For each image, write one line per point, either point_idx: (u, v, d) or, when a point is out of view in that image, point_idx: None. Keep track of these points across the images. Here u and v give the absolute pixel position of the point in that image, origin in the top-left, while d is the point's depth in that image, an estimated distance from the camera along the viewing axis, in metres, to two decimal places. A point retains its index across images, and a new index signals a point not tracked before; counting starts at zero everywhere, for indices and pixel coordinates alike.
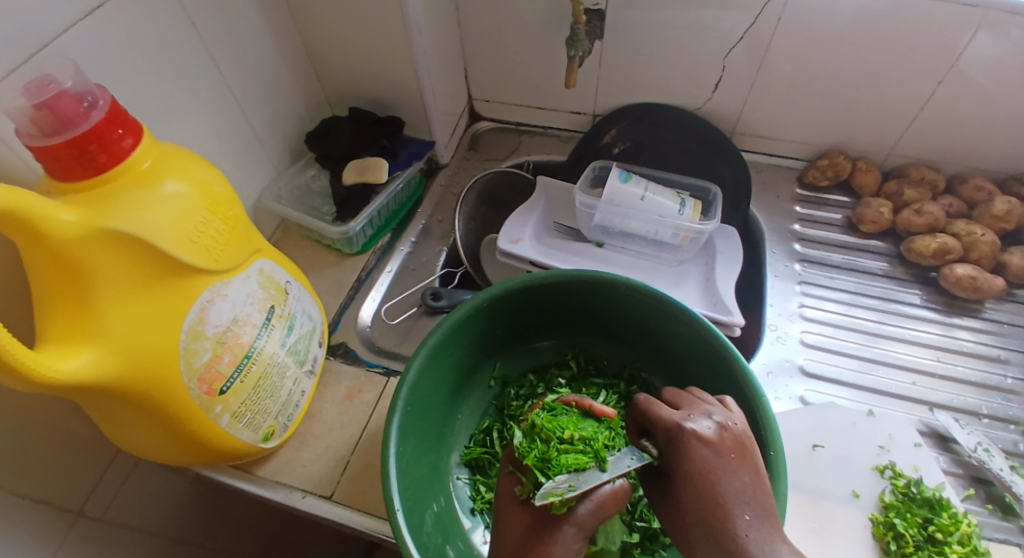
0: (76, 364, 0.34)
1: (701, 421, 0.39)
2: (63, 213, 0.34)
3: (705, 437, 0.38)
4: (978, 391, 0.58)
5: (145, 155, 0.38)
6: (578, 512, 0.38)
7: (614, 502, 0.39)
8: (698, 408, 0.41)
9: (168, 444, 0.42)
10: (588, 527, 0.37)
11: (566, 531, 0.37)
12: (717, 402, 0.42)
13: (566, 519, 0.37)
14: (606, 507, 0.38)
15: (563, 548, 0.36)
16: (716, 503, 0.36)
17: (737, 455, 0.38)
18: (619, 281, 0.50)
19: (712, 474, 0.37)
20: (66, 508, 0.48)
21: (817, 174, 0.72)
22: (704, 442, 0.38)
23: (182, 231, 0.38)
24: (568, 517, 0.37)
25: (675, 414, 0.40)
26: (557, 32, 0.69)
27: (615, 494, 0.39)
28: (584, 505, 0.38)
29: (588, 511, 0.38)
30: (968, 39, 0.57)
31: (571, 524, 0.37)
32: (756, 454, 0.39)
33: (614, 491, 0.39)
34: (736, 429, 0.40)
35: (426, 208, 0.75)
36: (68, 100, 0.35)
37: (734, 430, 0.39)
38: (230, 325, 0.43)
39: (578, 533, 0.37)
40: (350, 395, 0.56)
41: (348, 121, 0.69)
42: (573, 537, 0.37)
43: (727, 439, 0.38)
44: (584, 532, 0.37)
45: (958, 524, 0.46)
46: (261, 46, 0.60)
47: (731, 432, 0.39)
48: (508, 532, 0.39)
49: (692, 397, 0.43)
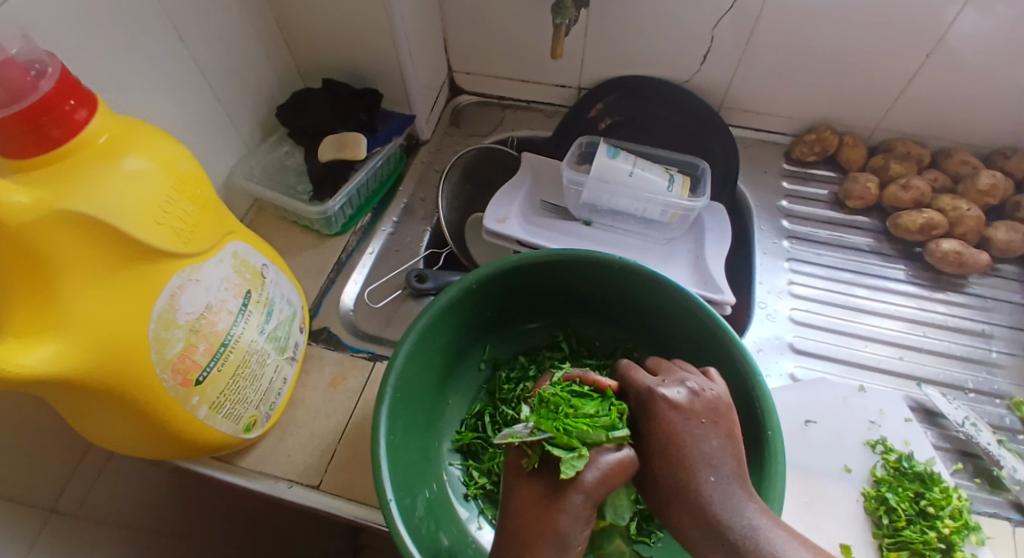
0: (35, 359, 0.31)
1: (673, 389, 0.41)
2: (13, 192, 0.30)
3: (675, 402, 0.40)
4: (964, 366, 0.59)
5: (101, 129, 0.35)
6: (585, 480, 0.37)
7: (618, 473, 0.38)
8: (674, 376, 0.43)
9: (142, 439, 0.40)
10: (596, 495, 0.37)
11: (574, 499, 0.36)
12: (700, 373, 0.44)
13: (574, 487, 0.36)
14: (611, 477, 0.37)
15: (572, 516, 0.35)
16: (684, 466, 0.37)
17: (708, 419, 0.40)
18: (612, 261, 0.49)
19: (682, 437, 0.38)
20: (35, 509, 0.45)
21: (805, 149, 0.71)
22: (673, 407, 0.40)
23: (147, 212, 0.35)
24: (577, 486, 0.36)
25: (651, 380, 0.42)
26: (543, 1, 0.66)
27: (622, 464, 0.38)
28: (591, 474, 0.37)
29: (594, 480, 0.37)
30: (956, 14, 0.56)
31: (580, 490, 0.36)
32: (732, 419, 0.41)
33: (621, 461, 0.38)
34: (710, 396, 0.41)
35: (408, 187, 0.72)
36: (14, 67, 0.31)
37: (707, 397, 0.40)
38: (204, 312, 0.40)
39: (585, 501, 0.36)
40: (335, 382, 0.54)
41: (323, 94, 0.65)
42: (581, 505, 0.36)
43: (698, 405, 0.40)
44: (592, 500, 0.36)
45: (950, 498, 0.46)
46: (226, 12, 0.56)
47: (704, 398, 0.40)
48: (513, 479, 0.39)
49: (671, 366, 0.44)
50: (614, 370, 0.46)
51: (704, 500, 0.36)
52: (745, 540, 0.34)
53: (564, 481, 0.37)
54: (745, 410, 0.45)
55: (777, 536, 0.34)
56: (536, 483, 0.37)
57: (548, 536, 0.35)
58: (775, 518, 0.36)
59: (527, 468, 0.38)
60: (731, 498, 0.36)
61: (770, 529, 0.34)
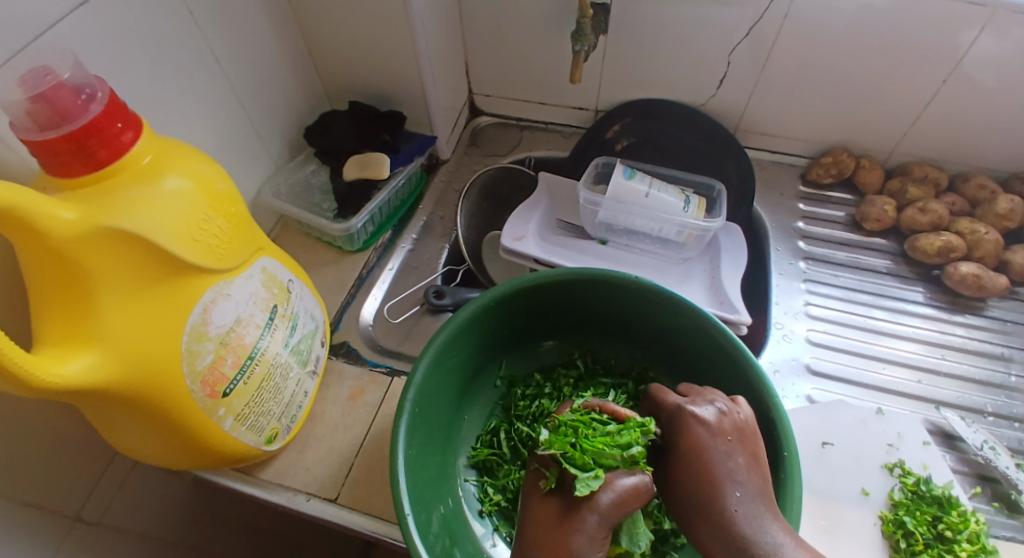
0: (75, 368, 0.33)
1: (704, 407, 0.41)
2: (61, 210, 0.32)
3: (705, 419, 0.41)
4: (982, 389, 0.59)
5: (145, 150, 0.36)
6: (600, 501, 0.37)
7: (636, 498, 0.38)
8: (703, 395, 0.43)
9: (169, 448, 0.41)
10: (611, 517, 0.37)
11: (588, 520, 0.36)
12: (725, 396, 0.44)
13: (588, 507, 0.37)
14: (627, 501, 0.38)
15: (587, 537, 0.35)
16: (710, 481, 0.38)
17: (735, 438, 0.40)
18: (628, 280, 0.50)
19: (709, 453, 0.39)
20: (62, 512, 0.47)
21: (821, 171, 0.72)
22: (702, 423, 0.40)
23: (184, 229, 0.37)
24: (591, 505, 0.37)
25: (680, 398, 0.43)
26: (562, 26, 0.68)
27: (637, 489, 0.38)
28: (606, 495, 0.37)
29: (610, 502, 0.37)
30: (972, 39, 0.57)
31: (595, 512, 0.37)
32: (758, 442, 0.41)
33: (636, 485, 0.38)
34: (739, 417, 0.41)
35: (427, 205, 0.74)
36: (66, 92, 0.33)
37: (736, 417, 0.41)
38: (233, 325, 0.42)
39: (600, 523, 0.36)
40: (353, 396, 0.55)
41: (348, 115, 0.67)
42: (596, 526, 0.36)
43: (726, 424, 0.40)
44: (607, 522, 0.37)
45: (968, 522, 0.46)
46: (259, 38, 0.58)
47: (733, 419, 0.41)
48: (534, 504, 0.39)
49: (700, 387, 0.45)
50: (643, 394, 0.47)
51: (727, 515, 0.36)
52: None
53: (578, 501, 0.37)
54: (762, 432, 0.45)
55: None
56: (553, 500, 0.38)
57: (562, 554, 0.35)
58: (800, 539, 0.36)
59: (545, 488, 0.39)
60: (754, 514, 0.36)
61: (795, 549, 0.34)
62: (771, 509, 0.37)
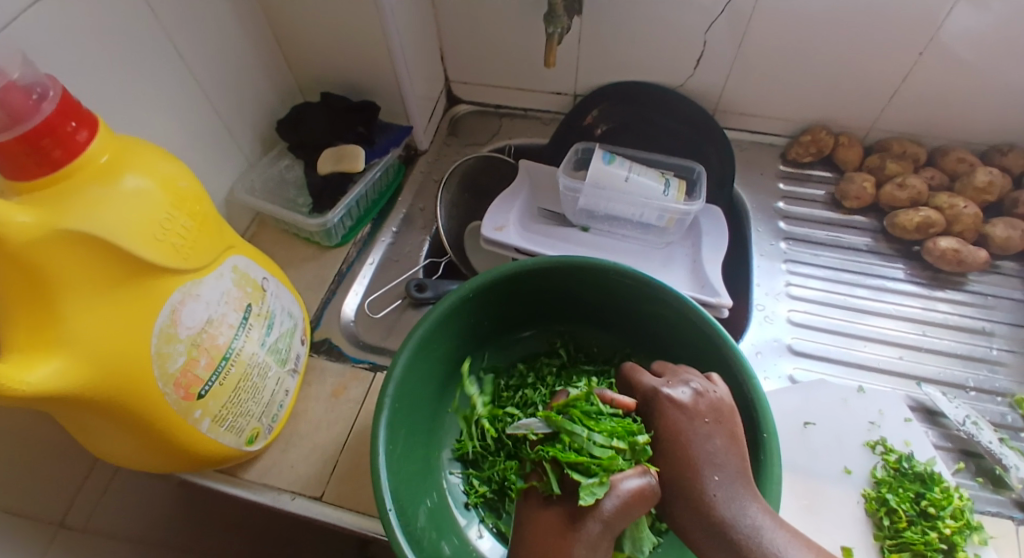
0: (40, 375, 0.32)
1: (680, 390, 0.42)
2: (15, 214, 0.31)
3: (680, 402, 0.42)
4: (964, 364, 0.59)
5: (103, 148, 0.35)
6: (605, 509, 0.36)
7: (642, 502, 0.37)
8: (678, 376, 0.44)
9: (145, 452, 0.41)
10: (615, 524, 0.36)
11: (591, 528, 0.36)
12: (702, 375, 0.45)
13: (592, 517, 0.36)
14: (632, 505, 0.37)
15: (589, 547, 0.35)
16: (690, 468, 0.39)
17: (712, 419, 0.41)
18: (607, 267, 0.49)
19: (686, 435, 0.40)
20: (42, 519, 0.46)
21: (801, 150, 0.71)
22: (676, 406, 0.42)
23: (147, 230, 0.36)
24: (597, 514, 0.36)
25: (655, 380, 0.44)
26: (537, 10, 0.67)
27: (643, 492, 0.37)
28: (610, 501, 0.37)
29: (614, 508, 0.36)
30: (948, 12, 0.57)
31: (600, 522, 0.36)
32: (735, 421, 0.42)
33: (640, 489, 0.37)
34: (713, 397, 0.42)
35: (407, 197, 0.73)
36: (16, 92, 0.32)
37: (711, 397, 0.42)
38: (205, 326, 0.41)
39: (604, 531, 0.36)
40: (336, 392, 0.55)
41: (322, 107, 0.66)
42: (599, 535, 0.36)
43: (702, 405, 0.41)
44: (611, 530, 0.36)
45: (950, 499, 0.46)
46: (226, 30, 0.57)
47: (708, 399, 0.42)
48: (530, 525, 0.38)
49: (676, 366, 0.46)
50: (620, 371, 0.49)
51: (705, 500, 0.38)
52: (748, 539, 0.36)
53: (584, 510, 0.36)
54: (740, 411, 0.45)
55: (779, 537, 0.36)
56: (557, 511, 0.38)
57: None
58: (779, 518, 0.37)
59: (546, 494, 0.39)
60: (733, 496, 0.38)
61: (774, 528, 0.36)
62: (751, 492, 0.38)
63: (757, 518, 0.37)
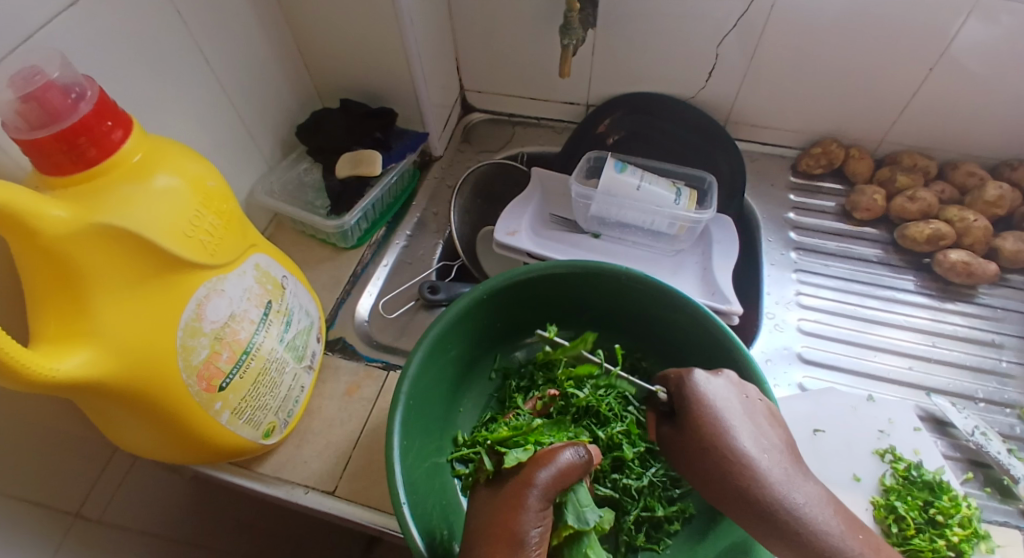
0: (70, 364, 0.33)
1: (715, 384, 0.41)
2: (52, 208, 0.32)
3: (727, 381, 0.42)
4: (973, 375, 0.59)
5: (135, 148, 0.37)
6: (538, 476, 0.38)
7: (574, 470, 0.39)
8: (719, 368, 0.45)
9: (165, 443, 0.42)
10: (551, 493, 0.37)
11: (531, 496, 0.37)
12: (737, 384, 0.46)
13: (528, 484, 0.37)
14: (565, 472, 0.38)
15: (529, 514, 0.36)
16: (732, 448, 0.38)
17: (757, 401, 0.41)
18: (616, 271, 0.50)
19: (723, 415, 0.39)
20: (61, 508, 0.47)
21: (811, 162, 0.72)
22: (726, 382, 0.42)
23: (176, 225, 0.37)
24: (530, 481, 0.37)
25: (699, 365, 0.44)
26: (552, 21, 0.68)
27: (574, 463, 0.39)
28: (546, 472, 0.38)
29: (550, 477, 0.38)
30: (959, 26, 0.58)
31: (535, 489, 0.37)
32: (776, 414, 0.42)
33: (572, 462, 0.39)
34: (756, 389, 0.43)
35: (421, 202, 0.74)
36: (56, 91, 0.33)
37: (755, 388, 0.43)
38: (228, 321, 0.42)
39: (542, 498, 0.37)
40: (349, 390, 0.55)
41: (340, 113, 0.68)
42: (538, 502, 0.36)
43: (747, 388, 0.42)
44: (548, 497, 0.37)
45: (959, 507, 0.46)
46: (250, 36, 0.59)
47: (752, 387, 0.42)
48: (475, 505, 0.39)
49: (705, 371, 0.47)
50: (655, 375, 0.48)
51: (747, 473, 0.36)
52: (794, 513, 0.35)
53: (508, 473, 0.41)
54: None
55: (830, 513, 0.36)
56: (488, 488, 0.40)
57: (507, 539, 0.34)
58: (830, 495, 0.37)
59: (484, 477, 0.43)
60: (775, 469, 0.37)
61: (823, 504, 0.36)
62: (797, 467, 0.37)
63: (802, 495, 0.36)
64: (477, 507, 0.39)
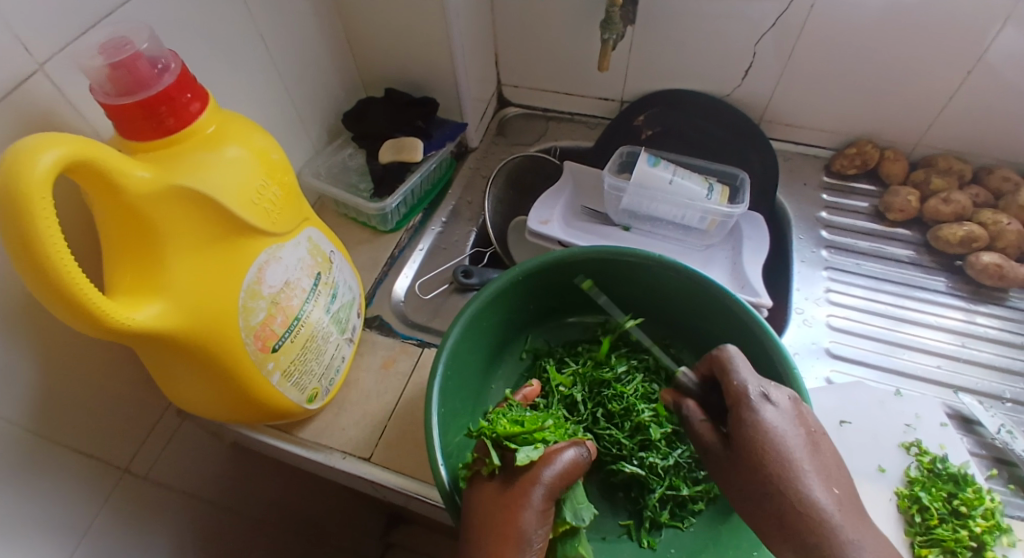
0: (145, 314, 0.36)
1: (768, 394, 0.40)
2: (136, 169, 0.35)
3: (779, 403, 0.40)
4: (1001, 376, 0.59)
5: (209, 120, 0.40)
6: (543, 474, 0.40)
7: (575, 469, 0.41)
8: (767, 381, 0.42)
9: (217, 399, 0.44)
10: (554, 490, 0.39)
11: (535, 494, 0.39)
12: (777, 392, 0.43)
13: (532, 482, 0.39)
14: (566, 471, 0.41)
15: (532, 512, 0.38)
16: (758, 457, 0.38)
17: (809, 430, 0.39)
18: (651, 258, 0.52)
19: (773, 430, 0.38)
20: (111, 460, 0.50)
21: (845, 162, 0.73)
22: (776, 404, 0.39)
23: (244, 193, 0.40)
24: (536, 479, 0.39)
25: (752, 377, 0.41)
26: (590, 17, 0.70)
27: (575, 462, 0.41)
28: (549, 471, 0.40)
29: (554, 475, 0.40)
30: (997, 32, 0.58)
31: (539, 487, 0.39)
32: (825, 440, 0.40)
33: (574, 461, 0.41)
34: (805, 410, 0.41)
35: (456, 190, 0.76)
36: (143, 62, 0.36)
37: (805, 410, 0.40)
38: (283, 287, 0.45)
39: (546, 496, 0.39)
40: (386, 364, 0.58)
41: (384, 101, 0.71)
42: (541, 499, 0.39)
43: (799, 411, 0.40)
44: (551, 494, 0.39)
45: (983, 499, 0.47)
46: (304, 25, 0.62)
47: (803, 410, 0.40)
48: (477, 501, 0.40)
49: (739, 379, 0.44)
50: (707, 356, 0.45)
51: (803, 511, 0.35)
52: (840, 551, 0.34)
53: (519, 473, 0.40)
54: None
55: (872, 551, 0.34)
56: (495, 482, 0.41)
57: (514, 531, 0.37)
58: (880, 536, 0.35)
59: (489, 472, 0.41)
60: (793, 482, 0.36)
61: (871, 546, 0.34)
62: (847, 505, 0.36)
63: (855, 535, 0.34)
64: (478, 503, 0.40)
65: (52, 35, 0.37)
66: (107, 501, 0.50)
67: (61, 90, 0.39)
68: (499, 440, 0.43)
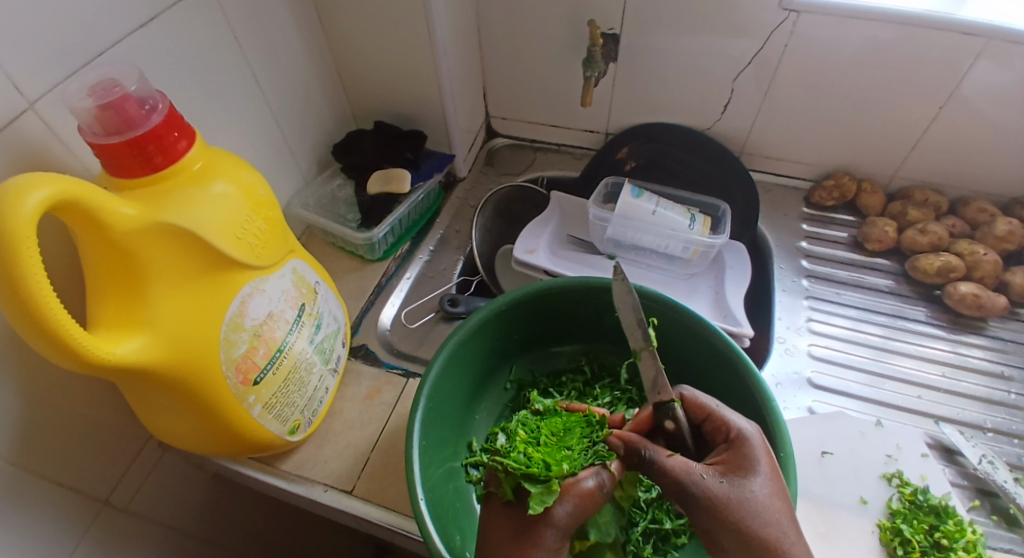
0: (126, 349, 0.36)
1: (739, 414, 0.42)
2: (122, 206, 0.36)
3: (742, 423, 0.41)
4: (982, 406, 0.60)
5: (197, 157, 0.41)
6: (557, 514, 0.39)
7: (595, 501, 0.40)
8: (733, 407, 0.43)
9: (198, 432, 0.44)
10: (568, 528, 0.39)
11: (547, 534, 0.38)
12: None
13: (547, 524, 0.38)
14: (587, 506, 0.40)
15: (545, 550, 0.37)
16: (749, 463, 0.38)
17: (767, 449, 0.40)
18: (633, 289, 0.53)
19: (759, 442, 0.40)
20: (89, 493, 0.50)
21: (824, 194, 0.74)
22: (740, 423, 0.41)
23: (229, 228, 0.40)
24: (551, 521, 0.38)
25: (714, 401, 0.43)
26: (576, 54, 0.73)
27: (594, 492, 0.40)
28: (562, 509, 0.39)
29: (567, 514, 0.39)
30: (970, 66, 0.60)
31: (555, 526, 0.38)
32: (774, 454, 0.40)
33: (592, 490, 0.40)
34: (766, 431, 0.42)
35: (444, 220, 0.78)
36: (132, 103, 0.37)
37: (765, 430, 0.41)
38: (266, 319, 0.45)
39: (559, 536, 0.38)
40: (370, 395, 0.58)
41: (374, 133, 0.72)
42: (553, 539, 0.38)
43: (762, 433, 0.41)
44: (565, 533, 0.39)
45: (964, 531, 0.47)
46: (296, 60, 0.64)
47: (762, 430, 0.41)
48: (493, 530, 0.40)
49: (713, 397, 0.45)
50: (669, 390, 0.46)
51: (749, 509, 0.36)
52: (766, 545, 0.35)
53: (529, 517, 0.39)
54: None
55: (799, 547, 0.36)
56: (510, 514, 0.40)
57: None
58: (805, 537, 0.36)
59: (503, 500, 0.42)
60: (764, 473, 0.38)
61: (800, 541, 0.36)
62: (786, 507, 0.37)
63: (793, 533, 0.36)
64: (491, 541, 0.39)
65: (44, 74, 0.39)
66: (85, 536, 0.49)
67: (50, 128, 0.40)
68: (516, 476, 0.42)
